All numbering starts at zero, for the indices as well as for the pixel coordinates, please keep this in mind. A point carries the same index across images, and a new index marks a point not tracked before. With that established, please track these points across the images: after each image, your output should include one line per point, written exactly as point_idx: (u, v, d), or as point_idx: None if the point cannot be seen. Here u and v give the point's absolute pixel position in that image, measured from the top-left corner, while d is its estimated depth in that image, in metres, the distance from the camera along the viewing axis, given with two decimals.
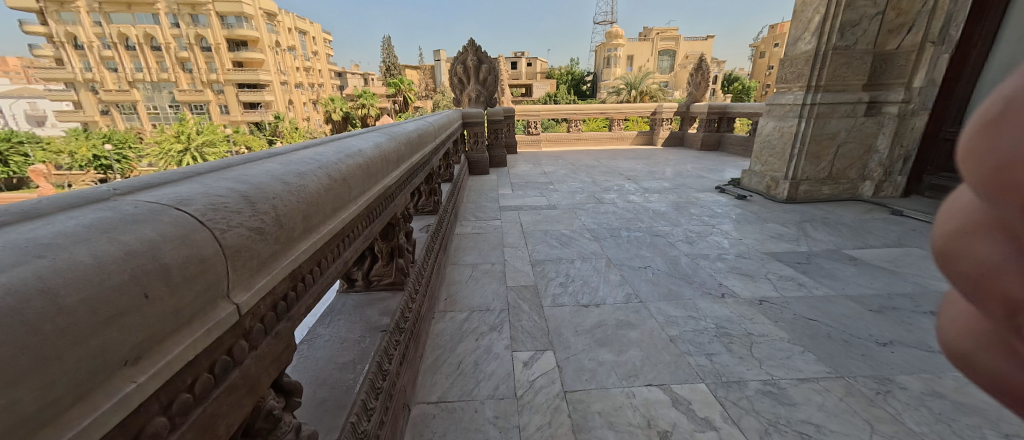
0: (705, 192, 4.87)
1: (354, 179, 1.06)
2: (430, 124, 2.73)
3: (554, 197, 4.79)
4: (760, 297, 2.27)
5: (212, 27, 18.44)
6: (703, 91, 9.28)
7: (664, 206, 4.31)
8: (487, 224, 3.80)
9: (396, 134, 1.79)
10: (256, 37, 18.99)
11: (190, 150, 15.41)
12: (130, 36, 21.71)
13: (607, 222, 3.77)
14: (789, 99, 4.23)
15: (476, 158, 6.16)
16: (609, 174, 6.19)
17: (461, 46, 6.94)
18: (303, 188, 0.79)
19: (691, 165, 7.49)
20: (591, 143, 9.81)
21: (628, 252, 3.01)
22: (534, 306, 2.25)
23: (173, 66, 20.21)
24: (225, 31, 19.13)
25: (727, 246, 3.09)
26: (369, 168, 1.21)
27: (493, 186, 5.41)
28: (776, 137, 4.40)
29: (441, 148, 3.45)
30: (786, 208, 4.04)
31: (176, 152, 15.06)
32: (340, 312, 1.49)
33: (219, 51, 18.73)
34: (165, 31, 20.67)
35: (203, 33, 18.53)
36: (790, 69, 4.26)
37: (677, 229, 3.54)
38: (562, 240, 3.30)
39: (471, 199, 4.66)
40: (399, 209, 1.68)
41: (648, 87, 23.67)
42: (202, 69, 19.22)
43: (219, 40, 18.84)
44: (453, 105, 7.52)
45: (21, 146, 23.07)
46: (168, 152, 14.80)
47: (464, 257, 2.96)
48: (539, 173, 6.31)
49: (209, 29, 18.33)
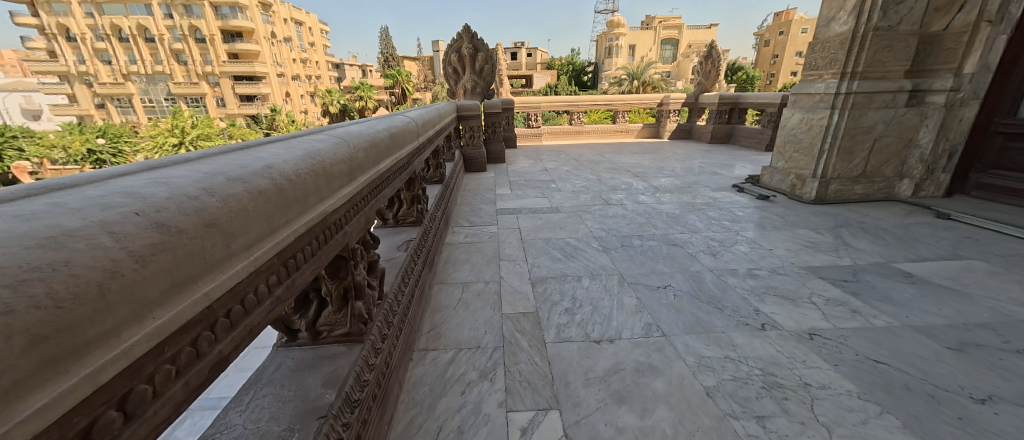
0: (722, 192, 4.44)
1: (237, 220, 0.65)
2: (411, 120, 2.31)
3: (556, 198, 4.38)
4: (809, 329, 1.87)
5: (205, 18, 17.95)
6: (713, 80, 8.77)
7: (678, 208, 3.90)
8: (481, 230, 3.40)
9: (353, 134, 1.38)
10: (249, 28, 18.46)
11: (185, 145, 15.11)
12: (121, 28, 21.24)
13: (616, 228, 3.36)
14: (819, 87, 3.79)
15: (472, 154, 5.74)
16: (615, 171, 5.76)
17: (456, 33, 6.47)
18: (49, 271, 0.37)
19: (701, 160, 7.05)
20: (595, 136, 9.36)
21: (644, 267, 2.61)
22: (535, 342, 1.86)
23: (165, 58, 19.73)
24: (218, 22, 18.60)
25: (756, 258, 2.69)
26: (284, 194, 0.80)
27: (490, 184, 5.00)
28: (802, 130, 3.97)
29: (429, 146, 3.03)
30: (815, 211, 3.63)
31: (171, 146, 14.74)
32: (269, 382, 1.09)
33: (214, 43, 18.29)
34: (157, 21, 20.11)
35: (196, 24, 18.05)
36: (821, 54, 3.82)
37: (696, 236, 3.14)
38: (567, 251, 2.90)
39: (465, 201, 4.27)
40: (356, 237, 1.26)
41: (651, 77, 23.07)
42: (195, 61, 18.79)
43: (213, 31, 18.38)
44: (448, 97, 7.07)
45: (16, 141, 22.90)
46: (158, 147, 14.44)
47: (453, 274, 2.56)
48: (540, 169, 5.88)
49: (201, 20, 17.86)
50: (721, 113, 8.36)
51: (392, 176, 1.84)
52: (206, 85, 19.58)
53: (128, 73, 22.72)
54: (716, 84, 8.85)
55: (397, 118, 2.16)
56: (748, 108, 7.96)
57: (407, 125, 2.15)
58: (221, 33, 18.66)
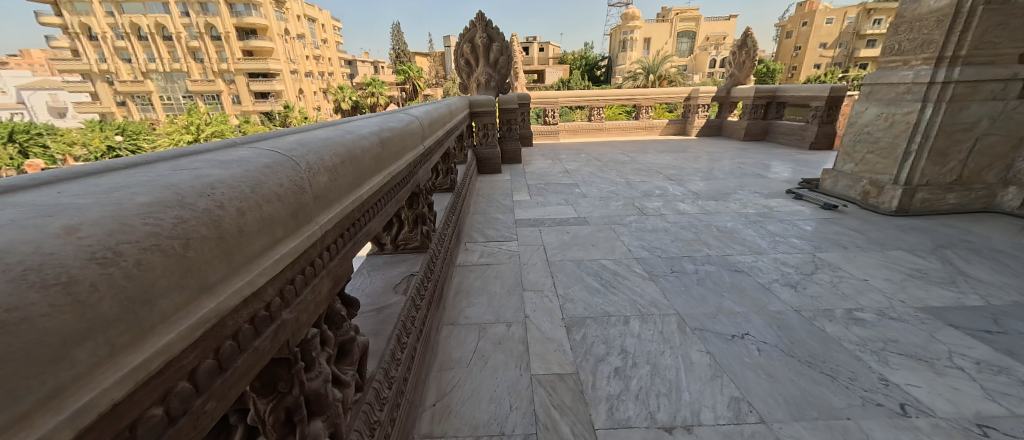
0: (776, 199, 3.82)
1: None
2: (415, 119, 1.79)
3: (583, 206, 3.84)
4: (975, 418, 1.32)
5: (220, 16, 17.87)
6: (747, 72, 8.04)
7: (728, 220, 3.32)
8: (499, 247, 2.89)
9: (315, 142, 0.86)
10: (264, 24, 18.38)
11: (199, 141, 14.99)
12: (140, 26, 21.56)
13: (660, 246, 2.80)
14: (905, 75, 3.15)
15: (485, 154, 5.24)
16: (644, 173, 5.18)
17: (469, 21, 5.95)
18: None
19: (738, 159, 6.37)
20: (616, 133, 8.73)
21: (707, 304, 2.05)
22: (580, 427, 1.34)
23: (181, 55, 19.90)
24: (234, 19, 18.64)
25: (852, 293, 2.10)
26: (24, 335, 0.26)
27: (506, 188, 4.50)
28: (881, 127, 3.34)
29: (438, 150, 2.52)
30: (901, 225, 3.01)
31: (185, 143, 14.66)
32: None
33: (227, 40, 18.21)
34: (173, 19, 20.18)
35: (211, 21, 18.13)
36: (908, 36, 3.18)
37: (762, 258, 2.55)
38: (604, 279, 2.36)
39: (478, 209, 3.77)
40: (312, 318, 0.75)
41: (667, 71, 22.26)
42: (210, 58, 18.85)
43: (228, 28, 18.39)
44: (460, 92, 6.57)
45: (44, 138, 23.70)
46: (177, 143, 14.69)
47: (465, 310, 2.06)
48: (560, 171, 5.33)
49: (217, 17, 17.89)
50: (758, 107, 7.62)
51: (387, 195, 1.33)
52: (220, 83, 19.58)
53: (148, 71, 23.12)
54: (751, 76, 8.10)
55: (395, 115, 1.65)
56: (788, 102, 7.22)
57: (409, 125, 1.64)
58: (237, 30, 18.69)
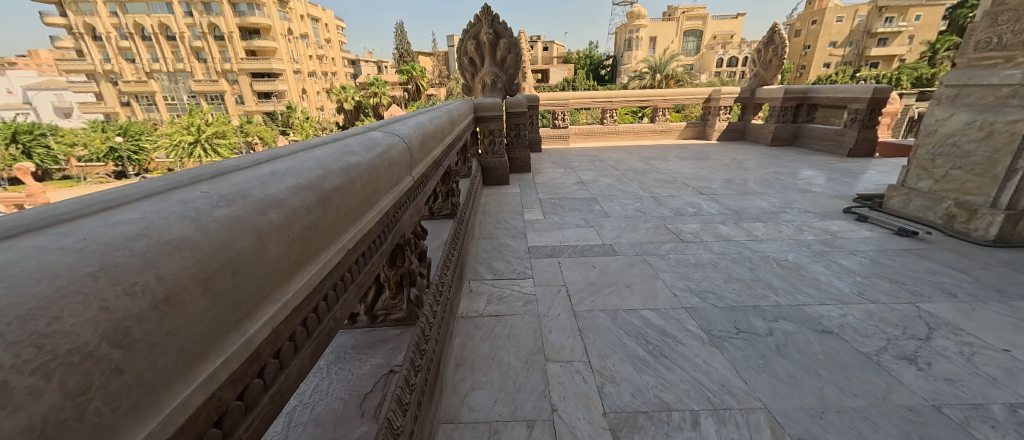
0: (835, 221, 3.25)
1: None
2: (398, 141, 1.27)
3: (607, 229, 3.28)
4: None
5: (224, 17, 17.59)
6: (773, 71, 7.41)
7: (787, 251, 2.74)
8: (511, 289, 2.33)
9: (71, 272, 0.39)
10: (267, 24, 18.06)
11: (201, 142, 14.54)
12: (144, 26, 21.36)
13: (713, 290, 2.23)
14: (1010, 75, 2.58)
15: (491, 163, 4.69)
16: (670, 185, 4.61)
17: (473, 16, 5.40)
18: None
19: (770, 166, 5.78)
20: (630, 137, 8.14)
21: (804, 391, 1.49)
22: None
23: (184, 55, 19.63)
24: (238, 19, 18.36)
25: (1000, 376, 1.54)
26: None
27: (515, 204, 3.95)
28: (974, 138, 2.77)
29: (435, 173, 1.97)
30: (1009, 261, 2.44)
31: (187, 144, 14.19)
32: None
33: (230, 41, 17.93)
34: (177, 19, 19.92)
35: (214, 21, 17.83)
36: (1011, 27, 2.61)
37: (851, 311, 1.98)
38: (651, 343, 1.81)
39: (483, 232, 3.22)
40: None
41: (675, 70, 21.60)
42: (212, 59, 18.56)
43: (231, 28, 18.11)
44: (463, 94, 6.03)
45: (48, 139, 23.60)
46: (179, 144, 14.43)
47: (469, 397, 1.52)
48: (575, 182, 4.77)
49: (219, 17, 17.61)
50: (786, 109, 7.01)
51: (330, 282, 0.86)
52: (224, 83, 19.30)
53: (150, 71, 22.92)
54: (777, 76, 7.49)
55: (361, 138, 1.13)
56: (822, 103, 6.60)
57: (386, 152, 1.12)
58: (239, 30, 18.41)
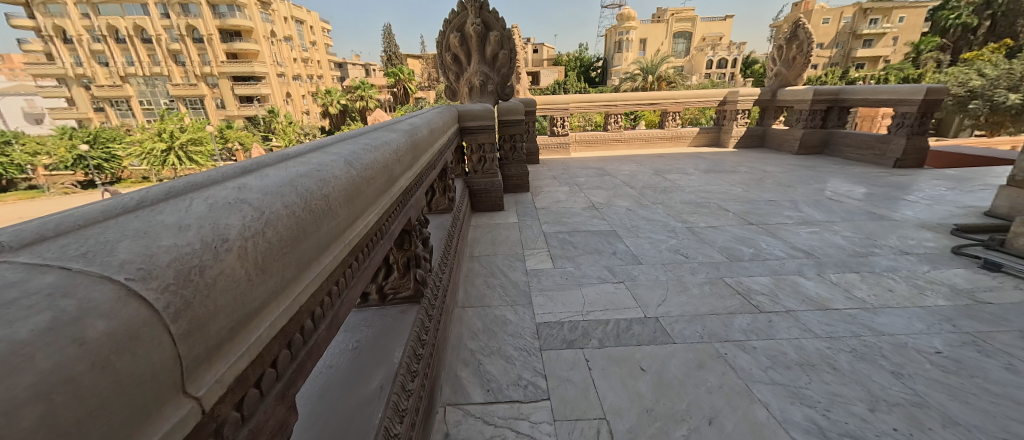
0: (953, 271, 2.37)
1: None
2: (26, 342, 0.24)
3: (644, 286, 2.34)
4: None
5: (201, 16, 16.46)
6: (797, 70, 6.62)
7: (924, 331, 1.83)
8: (515, 432, 1.37)
9: None
10: (250, 27, 17.12)
11: (174, 149, 13.19)
12: (120, 28, 20.22)
13: (862, 434, 1.31)
14: None
15: (480, 185, 3.74)
16: (705, 209, 3.71)
17: (456, 3, 4.45)
18: None
19: (809, 180, 4.94)
20: (637, 144, 7.27)
21: None
22: None
23: (162, 59, 18.55)
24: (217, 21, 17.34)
25: None
26: None
27: (512, 244, 3.00)
28: None
29: (373, 261, 1.01)
30: None
31: (158, 152, 12.93)
32: None
33: (209, 44, 16.92)
34: (154, 22, 18.85)
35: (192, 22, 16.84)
36: None
37: None
38: None
39: (469, 295, 2.26)
40: None
41: (668, 72, 21.24)
42: (194, 62, 17.60)
43: (211, 30, 17.15)
44: (446, 97, 5.07)
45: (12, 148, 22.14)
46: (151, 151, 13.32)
47: None
48: (586, 207, 3.86)
49: (198, 19, 16.63)
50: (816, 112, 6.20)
51: None
52: (202, 87, 18.15)
53: (125, 75, 21.72)
54: (801, 75, 6.70)
55: None
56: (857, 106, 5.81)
57: None
58: (220, 32, 17.40)
